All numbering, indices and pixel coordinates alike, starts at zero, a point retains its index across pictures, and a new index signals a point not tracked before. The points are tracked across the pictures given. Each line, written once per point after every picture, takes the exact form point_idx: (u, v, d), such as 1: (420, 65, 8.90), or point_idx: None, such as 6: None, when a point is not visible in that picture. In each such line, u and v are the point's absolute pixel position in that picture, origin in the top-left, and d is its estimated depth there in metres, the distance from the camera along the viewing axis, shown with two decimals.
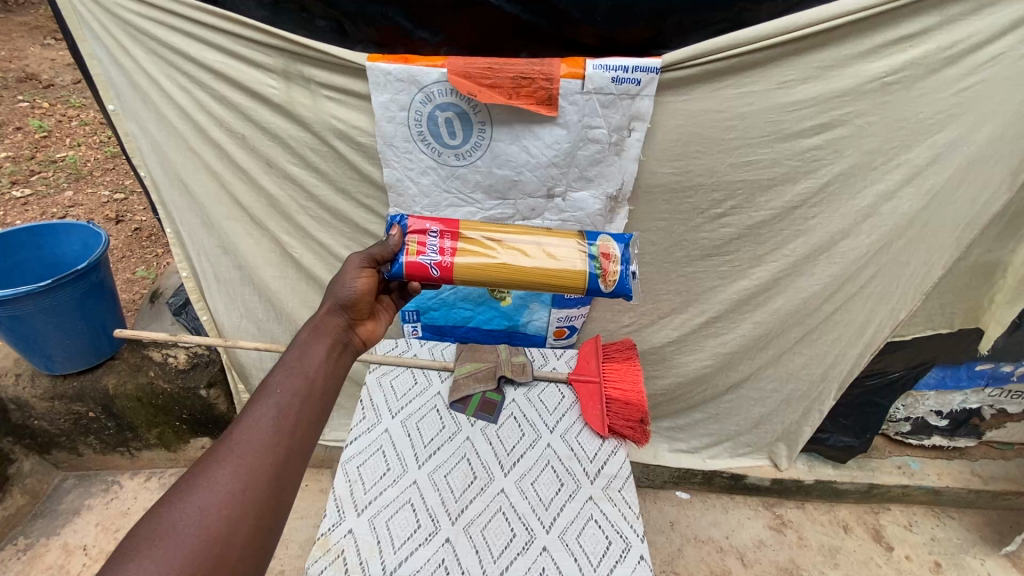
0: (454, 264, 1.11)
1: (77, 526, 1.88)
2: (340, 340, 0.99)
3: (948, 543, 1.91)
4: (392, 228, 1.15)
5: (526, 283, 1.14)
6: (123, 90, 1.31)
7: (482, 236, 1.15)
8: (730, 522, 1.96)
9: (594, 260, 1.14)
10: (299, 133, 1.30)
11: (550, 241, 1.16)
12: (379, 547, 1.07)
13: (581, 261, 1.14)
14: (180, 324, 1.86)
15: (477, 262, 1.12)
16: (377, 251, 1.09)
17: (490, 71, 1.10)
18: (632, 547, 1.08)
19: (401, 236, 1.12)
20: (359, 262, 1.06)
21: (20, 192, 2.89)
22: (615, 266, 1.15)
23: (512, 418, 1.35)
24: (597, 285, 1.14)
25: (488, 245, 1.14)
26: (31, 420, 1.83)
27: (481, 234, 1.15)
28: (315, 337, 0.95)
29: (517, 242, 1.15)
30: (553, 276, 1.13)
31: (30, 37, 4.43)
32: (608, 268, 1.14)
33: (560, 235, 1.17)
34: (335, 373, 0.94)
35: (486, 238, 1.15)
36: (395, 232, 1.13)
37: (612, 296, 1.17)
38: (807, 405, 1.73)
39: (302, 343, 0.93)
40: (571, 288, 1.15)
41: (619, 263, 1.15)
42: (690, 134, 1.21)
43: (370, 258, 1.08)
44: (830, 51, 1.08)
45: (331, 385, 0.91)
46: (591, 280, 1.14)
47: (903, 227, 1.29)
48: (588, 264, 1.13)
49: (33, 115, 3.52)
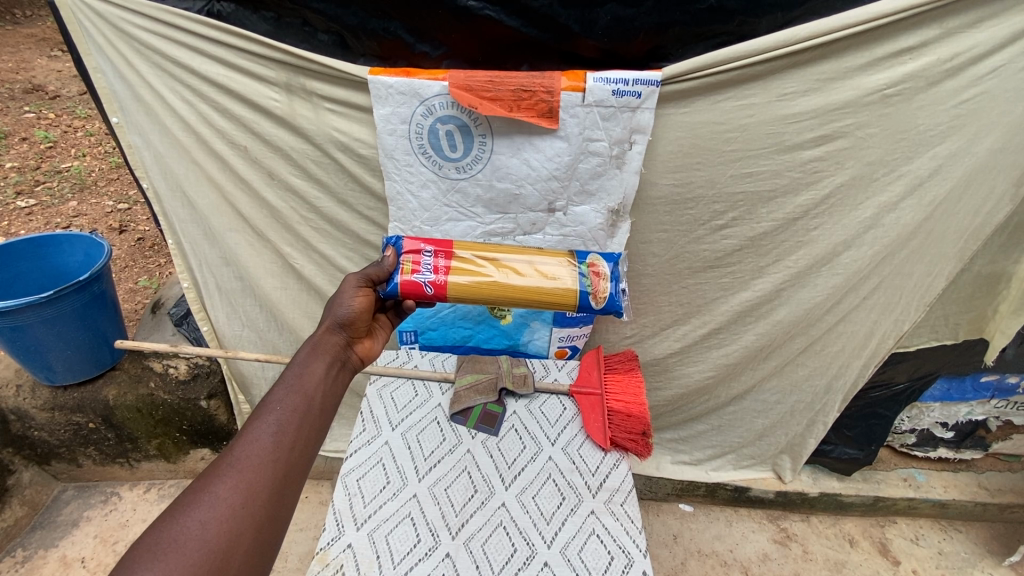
0: (448, 282, 1.13)
1: (75, 538, 1.87)
2: (339, 358, 0.98)
3: (956, 557, 1.88)
4: (387, 249, 1.16)
5: (519, 301, 1.16)
6: (126, 102, 1.32)
7: (473, 255, 1.18)
8: (734, 535, 1.94)
9: (586, 278, 1.17)
10: (300, 145, 1.31)
11: (541, 259, 1.18)
12: (379, 562, 1.06)
13: (573, 278, 1.16)
14: (181, 335, 1.86)
15: (470, 281, 1.14)
16: (373, 271, 1.10)
17: (490, 84, 1.11)
18: (634, 563, 1.07)
19: (396, 257, 1.13)
20: (358, 282, 1.07)
21: (24, 202, 2.90)
22: (605, 283, 1.18)
23: (513, 430, 1.34)
24: (588, 301, 1.16)
25: (480, 263, 1.17)
26: (31, 431, 1.83)
27: (473, 254, 1.18)
28: (315, 355, 0.94)
29: (509, 261, 1.17)
30: (545, 293, 1.15)
31: (36, 48, 4.48)
32: (598, 285, 1.17)
33: (552, 254, 1.20)
34: (334, 390, 0.93)
35: (478, 257, 1.18)
36: (390, 252, 1.14)
37: (603, 312, 1.19)
38: (810, 416, 1.72)
39: (301, 361, 0.93)
40: (563, 305, 1.16)
41: (608, 280, 1.18)
42: (690, 146, 1.21)
43: (367, 277, 1.08)
44: (831, 63, 1.09)
45: (330, 402, 0.90)
46: (582, 297, 1.16)
47: (906, 238, 1.28)
48: (580, 282, 1.16)
49: (39, 126, 3.55)
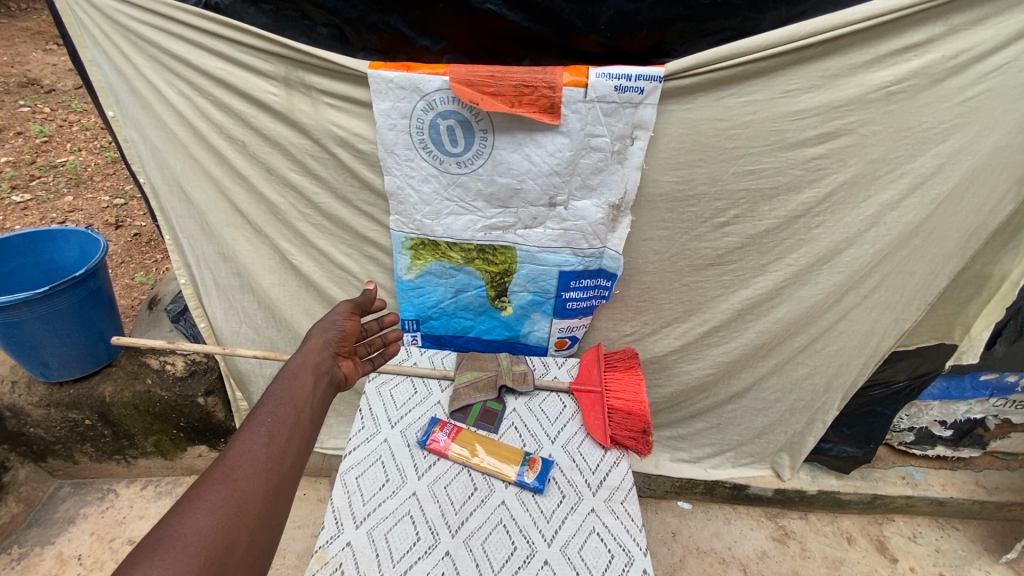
0: (444, 429, 1.29)
1: (72, 535, 1.86)
2: (329, 369, 1.03)
3: (953, 555, 1.89)
4: (369, 282, 1.27)
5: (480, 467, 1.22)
6: (122, 96, 1.30)
7: (471, 432, 1.30)
8: (732, 532, 1.94)
9: (524, 465, 1.22)
10: (298, 140, 1.30)
11: (504, 458, 1.24)
12: (378, 559, 1.05)
13: (513, 471, 1.21)
14: (178, 331, 1.85)
15: (462, 436, 1.28)
16: (357, 302, 1.20)
17: (491, 79, 1.09)
18: (635, 561, 1.06)
19: (376, 289, 1.25)
20: (347, 310, 1.15)
21: (20, 197, 2.88)
22: (534, 474, 1.20)
23: (512, 427, 1.34)
24: (521, 479, 1.19)
25: (469, 441, 1.27)
26: (26, 428, 1.81)
27: (473, 432, 1.30)
28: (305, 368, 0.98)
29: (484, 446, 1.26)
30: (496, 469, 1.22)
31: (32, 42, 4.43)
32: (529, 472, 1.21)
33: (513, 456, 1.24)
34: (321, 403, 0.95)
35: (473, 435, 1.29)
36: (371, 286, 1.26)
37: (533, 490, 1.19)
38: (809, 415, 1.72)
39: (290, 374, 0.95)
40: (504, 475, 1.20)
41: (535, 474, 1.20)
42: (693, 142, 1.20)
43: (351, 308, 1.17)
44: (836, 59, 1.08)
45: (318, 414, 0.92)
46: (518, 475, 1.20)
47: (908, 235, 1.28)
48: (517, 471, 1.21)
49: (34, 120, 3.52)
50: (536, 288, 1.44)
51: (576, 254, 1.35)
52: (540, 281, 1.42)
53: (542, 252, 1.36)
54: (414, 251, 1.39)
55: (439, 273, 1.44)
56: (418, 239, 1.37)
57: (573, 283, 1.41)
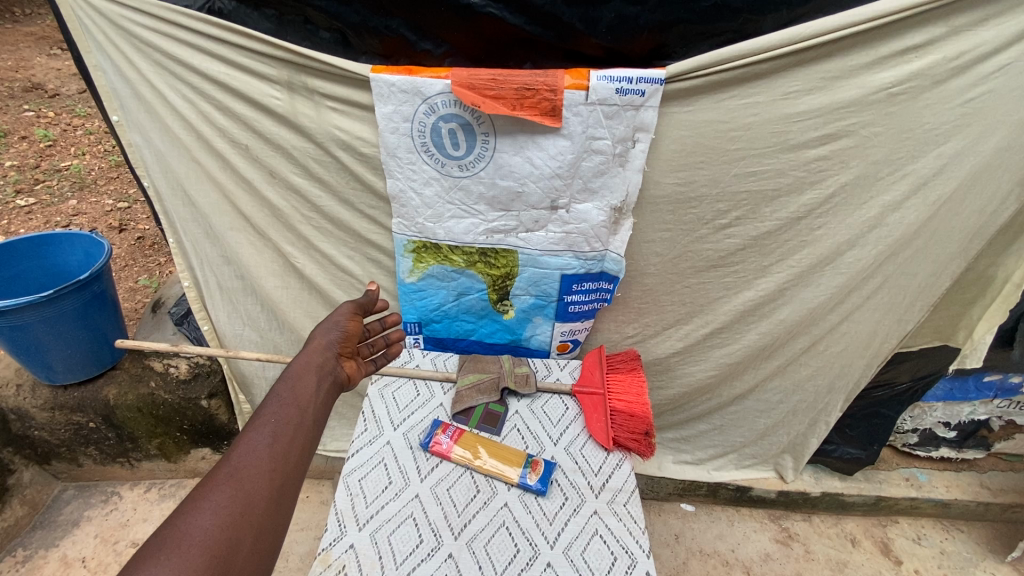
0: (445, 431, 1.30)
1: (76, 538, 1.87)
2: (332, 370, 1.03)
3: (957, 557, 1.88)
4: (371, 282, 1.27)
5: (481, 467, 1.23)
6: (126, 100, 1.31)
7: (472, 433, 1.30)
8: (736, 534, 1.94)
9: (525, 466, 1.23)
10: (301, 143, 1.30)
11: (505, 459, 1.24)
12: (381, 562, 1.05)
13: (514, 471, 1.21)
14: (181, 334, 1.86)
15: (463, 437, 1.28)
16: (359, 303, 1.20)
17: (493, 82, 1.09)
18: (638, 563, 1.06)
19: (378, 290, 1.25)
20: (350, 311, 1.15)
21: (24, 201, 2.89)
22: (535, 475, 1.21)
23: (515, 429, 1.34)
24: (521, 479, 1.20)
25: (469, 442, 1.28)
26: (30, 431, 1.82)
27: (474, 433, 1.31)
28: (308, 369, 0.98)
29: (485, 448, 1.26)
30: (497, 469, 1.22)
31: (35, 47, 4.46)
32: (530, 472, 1.21)
33: (514, 457, 1.25)
34: (324, 404, 0.96)
35: (474, 436, 1.29)
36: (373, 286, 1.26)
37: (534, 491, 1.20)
38: (812, 416, 1.71)
39: (293, 375, 0.95)
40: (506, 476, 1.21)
41: (535, 475, 1.21)
42: (694, 144, 1.21)
43: (354, 308, 1.17)
44: (837, 61, 1.08)
45: (321, 415, 0.92)
46: (520, 476, 1.21)
47: (910, 236, 1.28)
48: (518, 471, 1.21)
49: (39, 124, 3.54)
50: (538, 292, 1.44)
51: (577, 257, 1.35)
52: (542, 284, 1.42)
53: (544, 255, 1.36)
54: (417, 255, 1.40)
55: (441, 276, 1.44)
56: (421, 242, 1.37)
57: (575, 286, 1.41)
